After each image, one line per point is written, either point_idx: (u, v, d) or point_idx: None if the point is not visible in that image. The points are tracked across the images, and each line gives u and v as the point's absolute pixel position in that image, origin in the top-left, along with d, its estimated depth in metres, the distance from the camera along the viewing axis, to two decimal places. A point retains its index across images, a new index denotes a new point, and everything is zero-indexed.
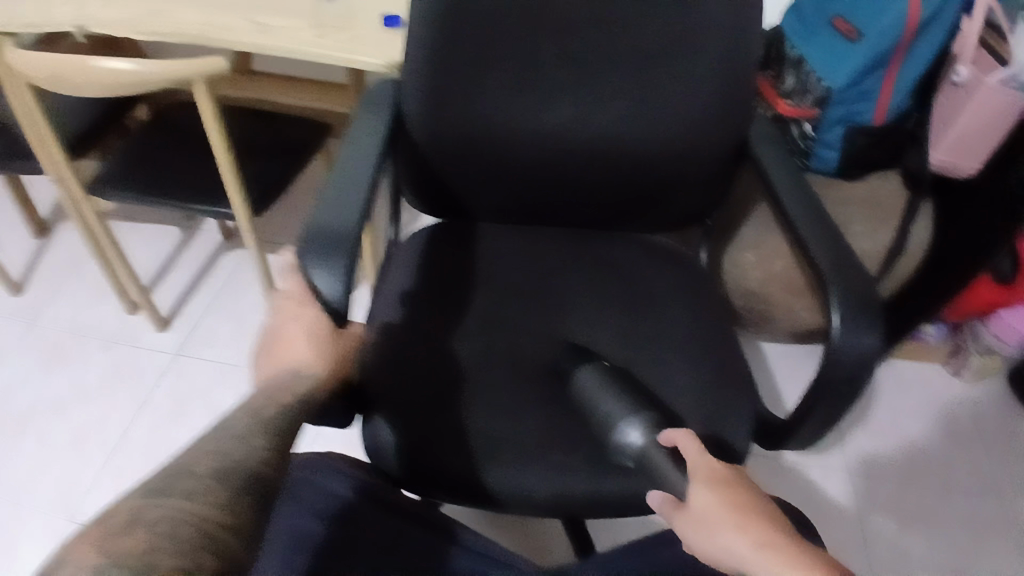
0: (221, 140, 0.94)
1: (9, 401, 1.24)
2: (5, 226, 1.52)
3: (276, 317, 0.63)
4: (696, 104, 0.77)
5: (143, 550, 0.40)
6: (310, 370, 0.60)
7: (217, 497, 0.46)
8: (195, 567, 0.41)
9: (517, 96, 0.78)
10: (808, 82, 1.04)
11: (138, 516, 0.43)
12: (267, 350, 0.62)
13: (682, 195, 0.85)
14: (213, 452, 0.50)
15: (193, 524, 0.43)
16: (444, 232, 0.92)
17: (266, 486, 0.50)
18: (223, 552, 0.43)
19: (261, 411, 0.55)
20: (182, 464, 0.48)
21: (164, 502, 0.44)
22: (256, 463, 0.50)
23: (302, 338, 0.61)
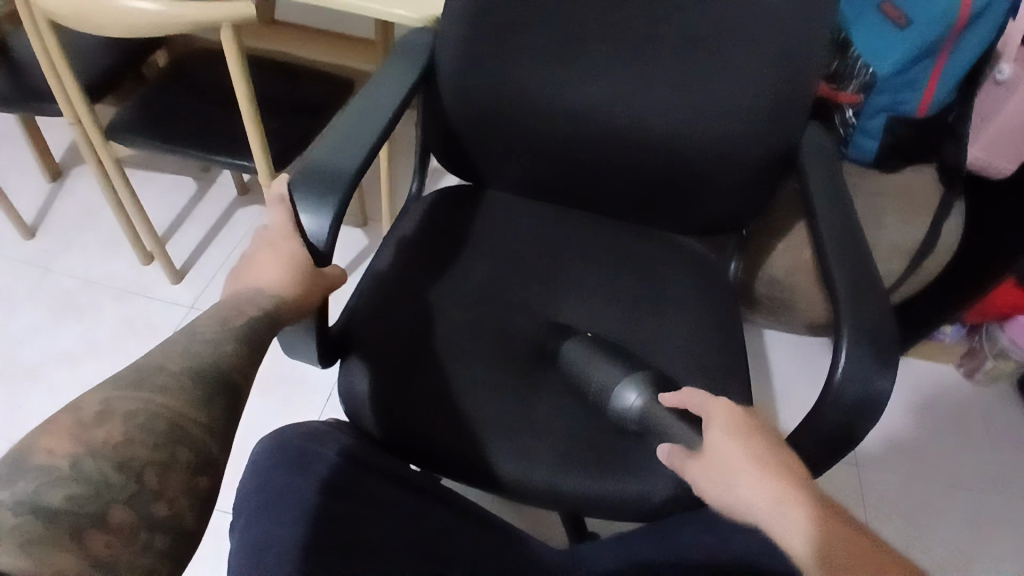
0: (245, 91, 0.91)
1: (22, 348, 1.23)
2: (20, 168, 1.50)
3: (256, 244, 0.60)
4: (746, 94, 0.72)
5: (117, 442, 0.39)
6: (277, 291, 0.57)
7: (190, 395, 0.44)
8: (171, 462, 0.40)
9: (551, 62, 0.75)
10: (854, 68, 0.99)
11: (109, 408, 0.41)
12: (242, 270, 0.60)
13: (715, 197, 0.81)
14: (183, 352, 0.47)
15: (166, 418, 0.42)
16: (454, 196, 0.90)
17: (239, 386, 0.48)
18: (200, 449, 0.42)
19: (229, 320, 0.52)
20: (147, 362, 0.46)
21: (135, 393, 0.43)
22: (228, 364, 0.48)
23: (273, 262, 0.58)
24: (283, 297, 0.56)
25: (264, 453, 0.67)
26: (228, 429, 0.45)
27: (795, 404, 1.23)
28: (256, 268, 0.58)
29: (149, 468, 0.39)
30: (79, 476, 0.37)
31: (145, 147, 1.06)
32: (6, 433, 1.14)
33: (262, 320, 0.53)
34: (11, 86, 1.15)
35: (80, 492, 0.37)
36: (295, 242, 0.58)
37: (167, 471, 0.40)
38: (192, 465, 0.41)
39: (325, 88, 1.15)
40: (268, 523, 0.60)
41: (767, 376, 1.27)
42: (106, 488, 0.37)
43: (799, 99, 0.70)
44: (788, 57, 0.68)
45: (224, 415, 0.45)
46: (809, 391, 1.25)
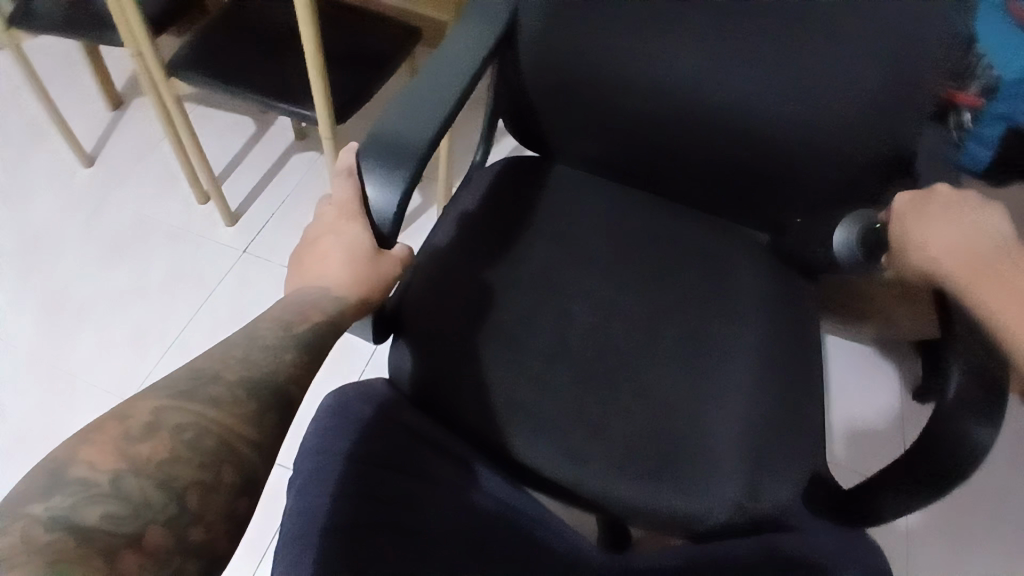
0: (311, 37, 0.86)
1: (77, 281, 1.25)
2: (83, 95, 1.50)
3: (317, 222, 0.57)
4: (863, 92, 0.64)
5: (162, 459, 0.38)
6: (343, 292, 0.54)
7: (241, 410, 0.43)
8: (215, 483, 0.39)
9: (644, 38, 0.69)
10: (978, 66, 0.89)
11: (159, 419, 0.40)
12: (307, 260, 0.57)
13: (811, 198, 0.74)
14: (241, 360, 0.46)
15: (216, 437, 0.41)
16: (522, 167, 0.84)
17: (292, 399, 0.46)
18: (243, 469, 0.41)
19: (294, 325, 0.50)
20: (203, 369, 0.45)
21: (187, 406, 0.41)
22: (284, 375, 0.47)
23: (339, 255, 0.55)
24: (347, 298, 0.54)
25: (327, 415, 0.66)
26: (273, 448, 0.44)
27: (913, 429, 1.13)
28: (321, 256, 0.55)
29: (191, 488, 0.38)
30: (120, 494, 0.36)
31: (203, 86, 1.03)
32: (57, 362, 1.17)
33: (328, 327, 0.52)
34: (77, 15, 1.12)
35: (118, 511, 0.35)
36: (357, 227, 0.54)
37: (210, 492, 0.39)
38: (235, 486, 0.40)
39: (390, 36, 1.10)
40: (322, 490, 0.60)
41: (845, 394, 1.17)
42: (146, 507, 0.36)
43: (926, 97, 0.62)
44: (923, 47, 0.59)
45: (273, 433, 0.44)
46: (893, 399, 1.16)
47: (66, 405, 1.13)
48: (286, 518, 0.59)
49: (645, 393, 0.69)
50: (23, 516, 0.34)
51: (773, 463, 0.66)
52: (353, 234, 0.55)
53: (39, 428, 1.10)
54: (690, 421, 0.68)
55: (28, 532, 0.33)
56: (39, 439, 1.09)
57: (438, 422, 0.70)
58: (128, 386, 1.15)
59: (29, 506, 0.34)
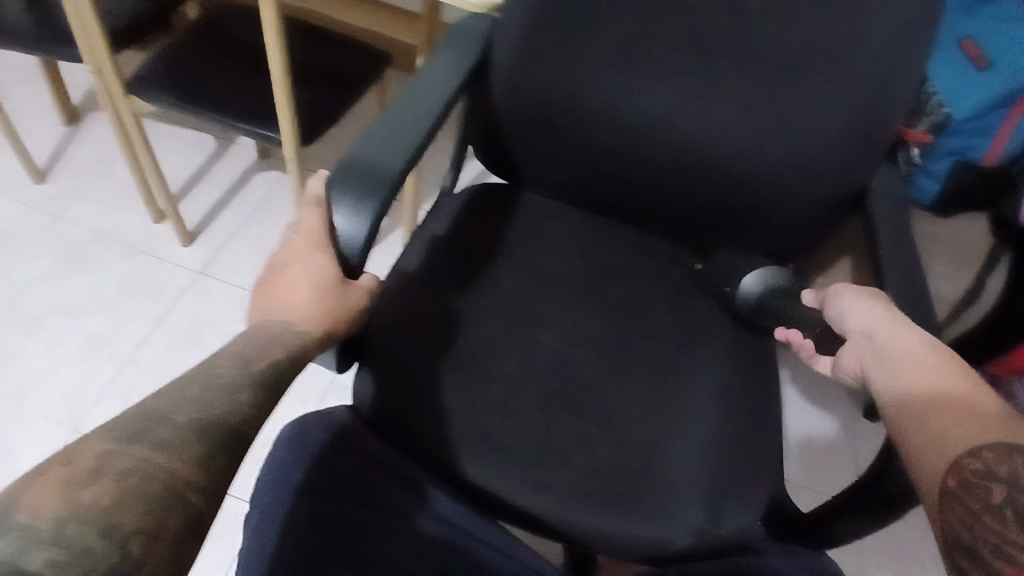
0: (279, 58, 0.86)
1: (23, 299, 1.20)
2: (37, 108, 1.45)
3: (283, 251, 0.56)
4: (820, 132, 0.66)
5: (105, 505, 0.37)
6: (306, 325, 0.53)
7: (193, 451, 0.41)
8: (160, 530, 0.38)
9: (612, 74, 0.70)
10: (929, 105, 0.97)
11: (104, 463, 0.39)
12: (272, 287, 0.56)
13: (772, 230, 0.76)
14: (195, 400, 0.44)
15: (162, 482, 0.39)
16: (492, 194, 0.84)
17: (246, 440, 0.45)
18: (191, 515, 0.40)
19: (252, 360, 0.49)
20: (155, 408, 0.43)
21: (134, 448, 0.40)
22: (241, 414, 0.45)
23: (303, 284, 0.54)
24: (310, 331, 0.53)
25: (284, 446, 0.64)
26: (223, 493, 0.42)
27: (866, 446, 1.15)
28: (284, 287, 0.54)
29: (135, 536, 0.36)
30: (62, 540, 0.34)
31: (164, 105, 1.01)
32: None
33: (290, 361, 0.50)
34: (33, 28, 1.09)
35: (60, 558, 0.34)
36: (323, 257, 0.54)
37: (155, 540, 0.37)
38: (182, 532, 0.39)
39: (360, 59, 1.09)
40: (276, 525, 0.59)
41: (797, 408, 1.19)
42: (86, 556, 0.35)
43: (880, 134, 0.65)
44: (876, 89, 0.62)
45: (225, 475, 0.42)
46: (847, 416, 1.19)
47: (6, 430, 1.06)
48: (242, 553, 0.58)
49: (611, 423, 0.69)
50: None
51: (736, 491, 0.66)
52: (317, 265, 0.54)
53: None
54: (656, 450, 0.68)
55: None
56: None
57: (398, 447, 0.68)
58: (76, 411, 1.09)
59: None
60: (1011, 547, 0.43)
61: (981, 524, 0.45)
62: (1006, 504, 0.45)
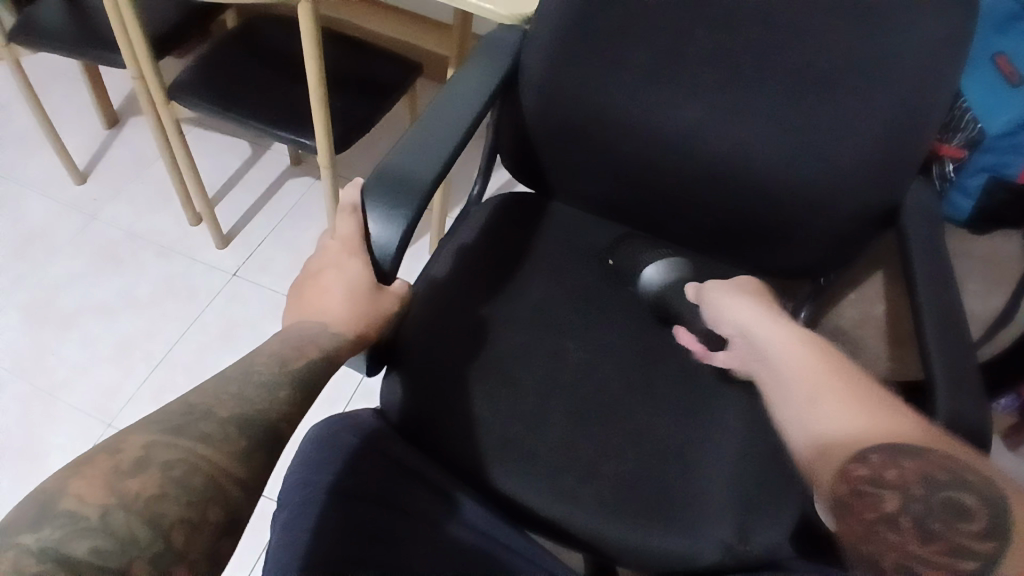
0: (316, 67, 0.88)
1: (62, 297, 1.23)
2: (79, 112, 1.50)
3: (319, 256, 0.57)
4: (854, 147, 0.66)
5: (150, 495, 0.38)
6: (341, 328, 0.55)
7: (233, 447, 0.43)
8: (201, 521, 0.39)
9: (645, 86, 0.71)
10: (961, 120, 0.94)
11: (149, 455, 0.40)
12: (308, 291, 0.57)
13: (802, 244, 0.76)
14: (235, 398, 0.46)
15: (204, 475, 0.40)
16: (520, 203, 0.85)
17: (281, 438, 0.46)
18: (231, 508, 0.41)
19: (289, 362, 0.50)
20: (196, 404, 0.45)
21: (177, 442, 0.41)
22: (277, 413, 0.46)
23: (339, 289, 0.55)
24: (344, 334, 0.54)
25: (312, 448, 0.66)
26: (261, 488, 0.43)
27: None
28: (320, 292, 0.55)
29: (177, 526, 0.37)
30: (106, 528, 0.36)
31: (204, 110, 1.04)
32: (36, 378, 1.14)
33: (324, 362, 0.52)
34: (81, 35, 1.13)
35: (105, 546, 0.35)
36: (358, 262, 0.55)
37: (195, 530, 0.38)
38: (222, 525, 0.40)
39: (393, 69, 1.11)
40: (304, 525, 0.60)
41: None
42: (132, 543, 0.36)
43: (916, 150, 0.64)
44: (911, 105, 0.62)
45: (263, 471, 0.43)
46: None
47: (44, 423, 1.10)
48: (270, 550, 0.60)
49: (636, 432, 0.69)
50: (13, 546, 0.34)
51: (763, 505, 0.65)
52: (353, 270, 0.55)
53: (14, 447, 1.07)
54: (682, 462, 0.68)
55: (17, 563, 0.33)
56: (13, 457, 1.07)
57: (423, 452, 0.69)
58: (110, 407, 1.12)
59: (18, 538, 0.34)
60: (910, 560, 0.44)
61: (879, 534, 0.46)
62: (903, 512, 0.45)
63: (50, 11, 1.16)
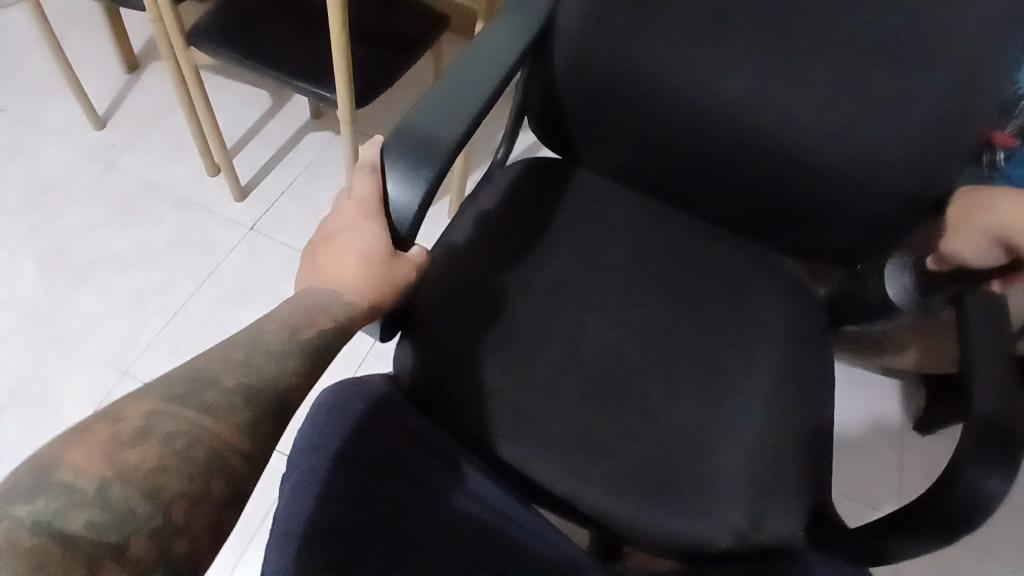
0: (339, 17, 0.84)
1: (80, 244, 1.23)
2: (100, 56, 1.48)
3: (335, 218, 0.55)
4: (908, 128, 0.62)
5: (151, 468, 0.36)
6: (354, 297, 0.52)
7: (238, 418, 0.41)
8: (203, 495, 0.38)
9: (686, 52, 0.66)
10: (1020, 106, 0.91)
11: (150, 425, 0.38)
12: (322, 255, 0.55)
13: (842, 228, 0.72)
14: (242, 365, 0.44)
15: (206, 447, 0.39)
16: (545, 169, 0.82)
17: (288, 409, 0.44)
18: (234, 481, 0.39)
19: (298, 329, 0.48)
20: (202, 371, 0.43)
21: (179, 411, 0.40)
22: (285, 383, 0.45)
23: (354, 255, 0.53)
24: (357, 303, 0.52)
25: (321, 412, 0.64)
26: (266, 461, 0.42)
27: (914, 458, 1.11)
28: (334, 257, 0.53)
29: (178, 500, 0.36)
30: (104, 502, 0.34)
31: (223, 59, 1.00)
32: (54, 324, 1.15)
33: (335, 332, 0.50)
34: None
35: (101, 520, 0.34)
36: (375, 228, 0.53)
37: (196, 504, 0.37)
38: (224, 498, 0.39)
39: (418, 22, 1.07)
40: (310, 492, 0.59)
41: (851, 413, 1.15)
42: (130, 517, 0.35)
43: (977, 134, 0.60)
44: (975, 83, 0.57)
45: (268, 443, 0.42)
46: (896, 426, 1.14)
47: (60, 369, 1.11)
48: (278, 517, 0.58)
49: (652, 415, 0.67)
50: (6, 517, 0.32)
51: (779, 501, 0.64)
52: (370, 236, 0.53)
53: (30, 391, 1.09)
54: (699, 450, 0.66)
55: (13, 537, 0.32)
56: (30, 401, 1.08)
57: (433, 422, 0.68)
58: (125, 357, 1.13)
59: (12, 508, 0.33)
60: None
61: None
62: None
63: None
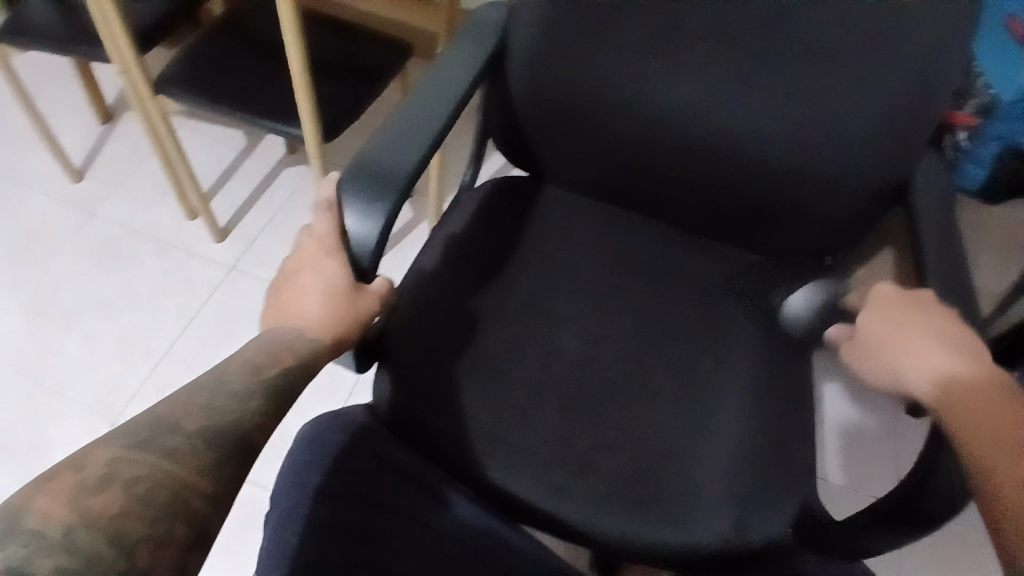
0: (298, 54, 0.85)
1: (62, 295, 1.23)
2: (73, 108, 1.49)
3: (295, 255, 0.56)
4: (855, 122, 0.63)
5: (115, 513, 0.37)
6: (318, 332, 0.53)
7: (202, 459, 0.42)
8: (168, 538, 0.38)
9: (635, 63, 0.68)
10: (976, 85, 0.92)
11: (113, 471, 0.39)
12: (284, 293, 0.56)
13: (805, 224, 0.73)
14: (206, 408, 0.45)
15: (171, 490, 0.39)
16: (512, 188, 0.83)
17: (253, 448, 0.45)
18: (198, 523, 0.40)
19: (262, 368, 0.49)
20: (165, 416, 0.43)
21: (142, 456, 0.40)
22: (249, 422, 0.45)
23: (316, 290, 0.54)
24: (320, 340, 0.53)
25: (301, 448, 0.65)
26: (232, 502, 0.42)
27: (907, 449, 1.11)
28: (297, 294, 0.54)
29: (143, 543, 0.37)
30: (70, 546, 0.35)
31: (189, 103, 1.02)
32: (39, 375, 1.15)
33: (299, 368, 0.50)
34: (63, 30, 1.11)
35: (67, 565, 0.34)
36: (336, 263, 0.54)
37: (161, 548, 0.37)
38: (189, 541, 0.39)
39: (382, 52, 1.08)
40: (295, 528, 0.59)
41: (839, 402, 1.15)
42: (95, 562, 0.35)
43: (925, 123, 0.61)
44: (916, 74, 0.59)
45: (233, 483, 0.42)
46: (886, 418, 1.14)
47: (47, 421, 1.10)
48: (262, 558, 0.58)
49: (631, 425, 0.68)
50: None
51: (763, 501, 0.63)
52: (331, 270, 0.54)
53: (17, 445, 1.08)
54: (680, 454, 0.66)
55: None
56: (18, 455, 1.07)
57: (415, 448, 0.68)
58: (112, 404, 1.13)
59: None
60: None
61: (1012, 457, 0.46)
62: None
63: (32, 7, 1.14)
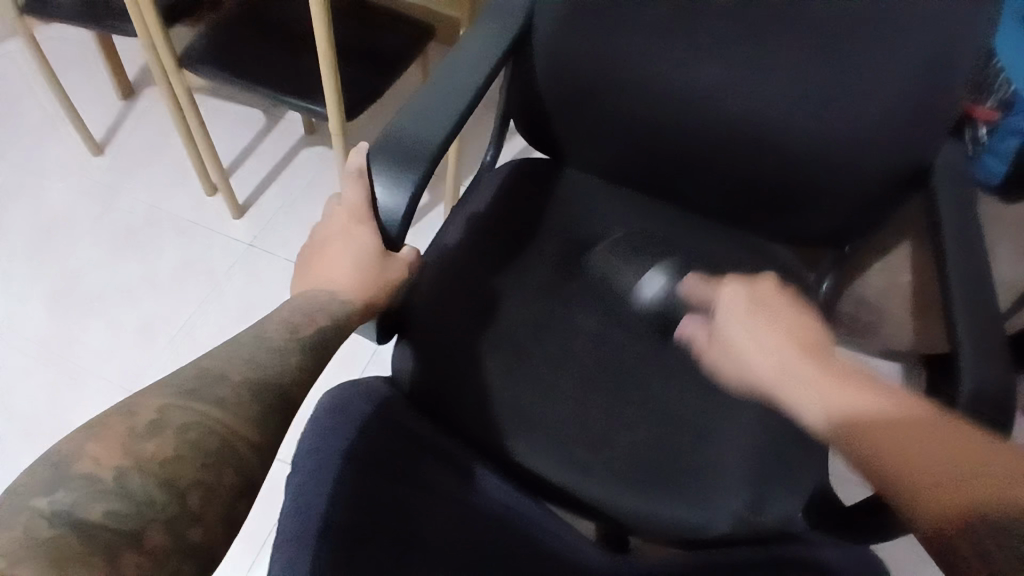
0: (324, 33, 0.86)
1: (85, 278, 1.26)
2: (96, 85, 1.51)
3: (325, 225, 0.57)
4: (880, 109, 0.63)
5: (166, 458, 0.38)
6: (350, 298, 0.55)
7: (248, 411, 0.43)
8: (216, 484, 0.39)
9: (663, 46, 0.68)
10: (996, 81, 0.93)
11: (164, 418, 0.40)
12: (316, 262, 0.57)
13: (826, 210, 0.73)
14: (247, 362, 0.46)
15: (219, 437, 0.41)
16: (533, 169, 0.83)
17: (294, 403, 0.46)
18: (245, 472, 0.41)
19: (299, 328, 0.51)
20: (210, 369, 0.45)
21: (191, 405, 0.42)
22: (289, 378, 0.47)
23: (348, 258, 0.55)
24: (353, 302, 0.54)
25: (325, 413, 0.65)
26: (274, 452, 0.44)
27: None
28: (329, 262, 0.56)
29: (194, 488, 0.38)
30: (122, 491, 0.36)
31: (214, 79, 1.02)
32: (65, 357, 1.17)
33: (334, 330, 0.52)
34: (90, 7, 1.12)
35: (118, 509, 0.35)
36: (367, 231, 0.55)
37: (210, 493, 0.39)
38: (237, 487, 0.40)
39: (404, 33, 1.09)
40: (321, 490, 0.58)
41: None
42: (148, 506, 0.36)
43: (952, 110, 0.61)
44: (943, 62, 0.59)
45: (275, 435, 0.44)
46: None
47: (73, 401, 1.13)
48: (285, 520, 0.57)
49: (652, 403, 0.69)
50: (29, 508, 0.35)
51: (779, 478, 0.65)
52: (362, 240, 0.55)
53: (46, 425, 1.11)
54: (700, 431, 0.67)
55: (30, 527, 0.34)
56: (45, 434, 1.10)
57: (434, 420, 0.69)
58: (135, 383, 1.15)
59: (35, 500, 0.35)
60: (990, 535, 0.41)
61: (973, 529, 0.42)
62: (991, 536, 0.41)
63: None
